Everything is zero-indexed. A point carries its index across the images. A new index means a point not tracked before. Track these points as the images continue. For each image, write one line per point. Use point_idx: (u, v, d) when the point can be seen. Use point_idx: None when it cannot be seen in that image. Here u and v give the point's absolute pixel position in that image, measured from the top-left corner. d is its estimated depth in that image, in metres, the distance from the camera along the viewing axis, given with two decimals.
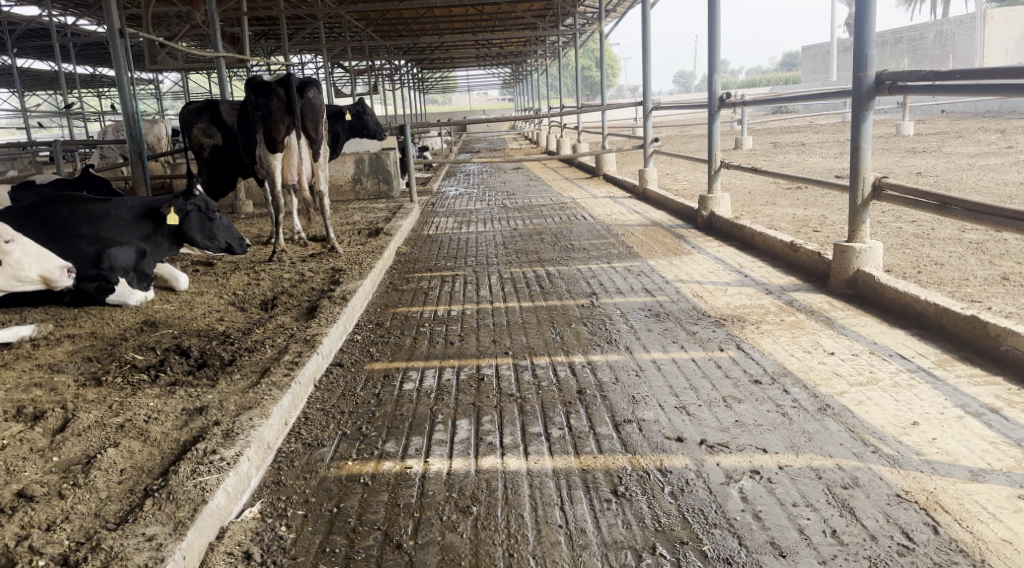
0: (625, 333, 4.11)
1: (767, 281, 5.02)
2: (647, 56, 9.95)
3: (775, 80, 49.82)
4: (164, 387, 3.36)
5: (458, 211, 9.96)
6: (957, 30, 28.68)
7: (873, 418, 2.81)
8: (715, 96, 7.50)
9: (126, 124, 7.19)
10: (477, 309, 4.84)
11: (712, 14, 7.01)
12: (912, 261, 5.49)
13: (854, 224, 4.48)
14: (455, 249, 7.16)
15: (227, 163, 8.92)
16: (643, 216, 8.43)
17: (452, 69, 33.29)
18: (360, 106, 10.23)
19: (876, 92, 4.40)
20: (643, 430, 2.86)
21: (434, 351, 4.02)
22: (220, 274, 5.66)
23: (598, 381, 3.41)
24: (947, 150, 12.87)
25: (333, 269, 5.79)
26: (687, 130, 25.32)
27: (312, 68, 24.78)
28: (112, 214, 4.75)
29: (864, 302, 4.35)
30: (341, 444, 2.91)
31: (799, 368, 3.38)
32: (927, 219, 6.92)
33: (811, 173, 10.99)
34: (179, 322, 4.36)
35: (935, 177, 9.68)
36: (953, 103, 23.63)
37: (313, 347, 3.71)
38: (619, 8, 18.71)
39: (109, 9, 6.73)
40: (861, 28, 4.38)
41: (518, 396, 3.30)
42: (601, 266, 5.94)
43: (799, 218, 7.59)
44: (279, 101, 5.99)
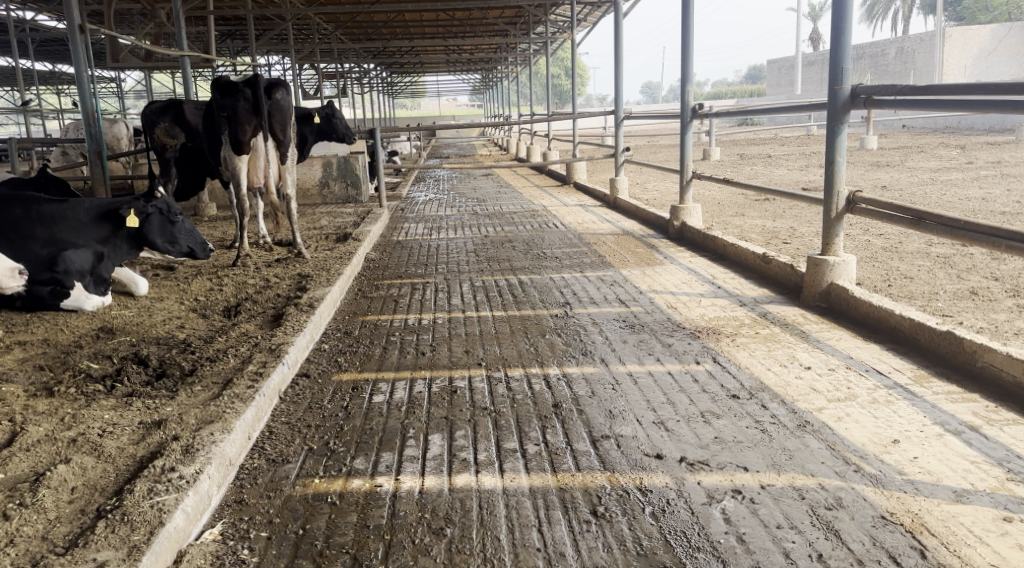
0: (600, 344, 4.05)
1: (740, 293, 5.00)
2: (619, 66, 9.97)
3: (741, 93, 50.55)
4: (121, 398, 3.19)
5: (428, 217, 9.85)
6: (918, 47, 29.38)
7: (853, 435, 2.78)
8: (687, 107, 7.51)
9: (85, 122, 6.93)
10: (449, 318, 4.73)
11: (685, 25, 7.02)
12: (882, 274, 5.53)
13: (828, 237, 4.47)
14: (425, 256, 7.04)
15: (192, 161, 8.72)
16: (615, 225, 8.42)
17: (422, 73, 33.22)
18: (330, 108, 10.11)
19: (852, 105, 4.40)
20: (621, 446, 2.79)
21: (404, 362, 3.91)
22: (181, 279, 5.47)
23: (574, 395, 3.33)
24: (911, 164, 13.14)
25: (299, 275, 5.64)
26: (656, 140, 25.56)
27: (279, 70, 24.47)
28: (68, 215, 4.54)
29: (838, 315, 4.34)
30: (307, 460, 2.79)
31: (776, 382, 3.34)
32: (894, 233, 7.00)
33: (779, 184, 11.12)
34: (138, 329, 4.18)
35: (900, 191, 9.85)
36: (914, 119, 24.19)
37: (278, 357, 3.57)
38: (590, 18, 18.82)
39: (68, 4, 6.51)
40: (838, 42, 4.39)
41: (492, 409, 3.20)
42: (573, 275, 5.88)
43: (769, 229, 7.64)
44: (245, 102, 5.86)
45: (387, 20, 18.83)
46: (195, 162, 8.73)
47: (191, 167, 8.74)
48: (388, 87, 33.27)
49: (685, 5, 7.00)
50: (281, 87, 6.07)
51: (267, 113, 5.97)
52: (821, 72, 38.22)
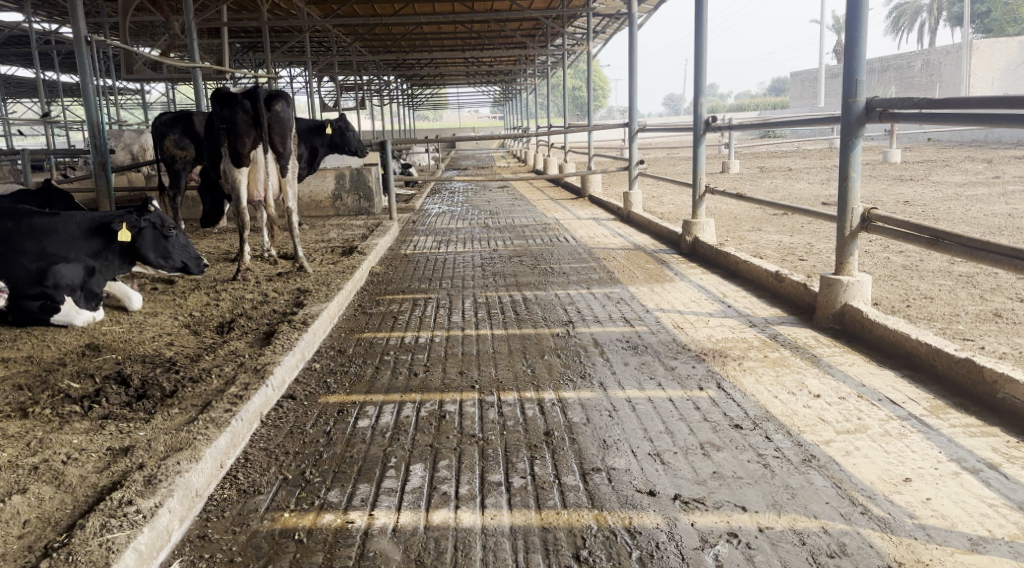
0: (601, 367, 3.87)
1: (750, 312, 4.81)
2: (634, 78, 9.82)
3: (764, 106, 50.18)
4: (95, 421, 3.08)
5: (439, 230, 9.76)
6: (944, 60, 28.89)
7: (861, 472, 2.58)
8: (700, 120, 7.30)
9: (90, 134, 6.93)
10: (447, 337, 4.58)
11: (698, 35, 6.85)
12: (901, 294, 5.31)
13: (841, 256, 4.27)
14: (431, 270, 6.91)
15: (208, 189, 8.29)
16: (627, 240, 8.25)
17: (443, 86, 33.40)
18: (344, 121, 9.76)
19: (866, 119, 4.21)
20: (612, 480, 2.62)
21: (395, 384, 3.75)
22: (177, 293, 5.38)
23: (568, 422, 3.16)
24: (935, 179, 12.87)
25: (298, 290, 5.53)
26: (676, 153, 25.42)
27: (300, 82, 24.62)
28: (59, 229, 4.46)
29: (852, 338, 4.13)
30: (279, 491, 2.66)
31: (782, 412, 3.14)
32: (916, 250, 6.76)
33: (797, 199, 10.90)
34: (125, 346, 4.08)
35: (923, 206, 9.60)
36: (939, 132, 23.75)
37: (262, 378, 3.44)
38: (608, 31, 18.74)
39: (76, 16, 6.57)
40: (852, 54, 4.20)
41: (480, 437, 3.04)
42: (580, 292, 5.72)
43: (785, 245, 7.42)
44: (244, 114, 5.80)
45: (405, 32, 18.84)
46: (211, 189, 8.34)
47: (205, 194, 8.34)
48: (408, 99, 33.52)
49: (699, 16, 6.83)
50: (282, 98, 5.99)
51: (266, 125, 5.91)
52: None
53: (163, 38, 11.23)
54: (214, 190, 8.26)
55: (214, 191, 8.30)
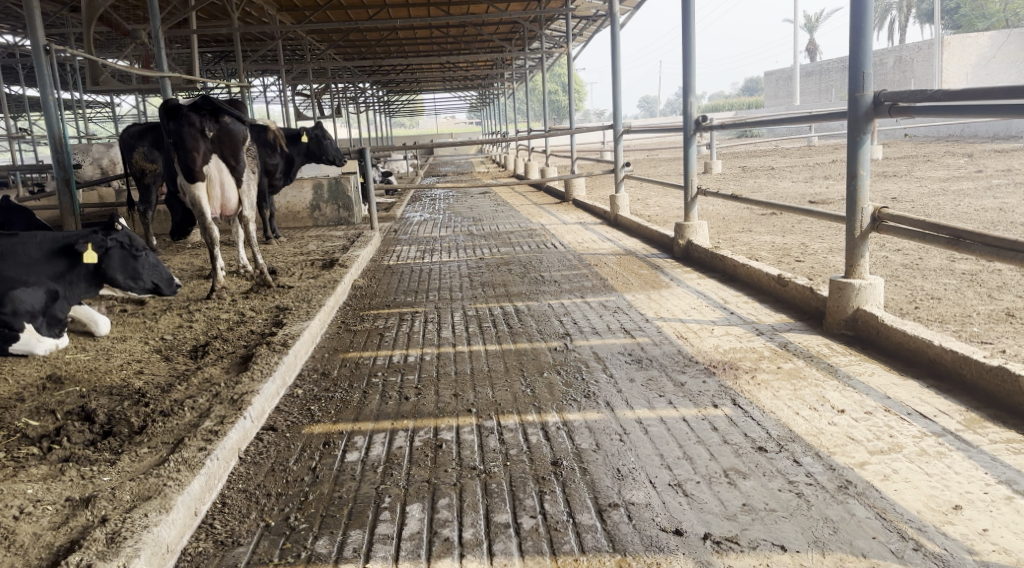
0: (605, 384, 3.61)
1: (755, 319, 4.57)
2: (617, 79, 9.60)
3: (738, 106, 50.32)
4: (55, 466, 2.77)
5: (422, 239, 9.47)
6: (916, 56, 29.02)
7: (905, 500, 2.37)
8: (689, 119, 7.06)
9: (53, 149, 6.60)
10: (438, 354, 4.31)
11: (686, 33, 6.64)
12: (908, 294, 5.12)
13: (852, 258, 4.06)
14: (416, 282, 6.63)
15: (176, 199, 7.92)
16: (617, 245, 8.01)
17: (418, 92, 33.10)
18: (320, 129, 9.34)
19: (875, 114, 4.00)
20: (633, 518, 2.36)
21: (385, 410, 3.46)
22: (148, 316, 5.06)
23: (577, 448, 2.90)
24: (917, 174, 12.82)
25: (277, 308, 5.23)
26: (655, 154, 25.30)
27: (274, 91, 24.14)
28: (18, 250, 4.09)
29: (866, 345, 3.93)
30: (261, 541, 2.37)
31: (808, 431, 2.91)
32: (913, 249, 6.60)
33: (785, 198, 10.76)
34: (90, 377, 3.76)
35: (912, 202, 9.47)
36: (915, 127, 23.82)
37: (239, 410, 3.15)
38: (586, 33, 18.55)
39: (34, 25, 6.25)
40: (858, 46, 4.00)
41: (481, 469, 2.78)
42: (573, 301, 5.48)
43: (779, 246, 7.23)
44: (191, 127, 5.50)
45: (380, 38, 18.52)
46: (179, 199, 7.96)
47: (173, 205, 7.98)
48: (384, 106, 33.17)
49: (686, 14, 6.62)
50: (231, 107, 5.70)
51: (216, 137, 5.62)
52: (819, 83, 37.87)
53: (130, 48, 10.83)
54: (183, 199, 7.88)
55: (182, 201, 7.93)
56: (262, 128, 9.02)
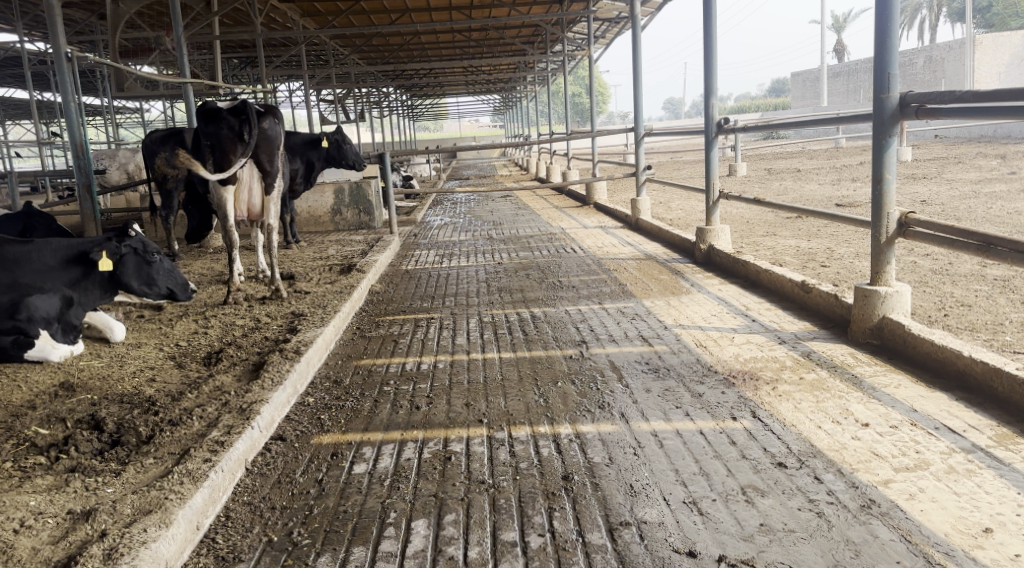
0: (620, 394, 3.52)
1: (779, 327, 4.45)
2: (638, 81, 9.48)
3: (764, 108, 49.78)
4: (61, 476, 2.74)
5: (442, 243, 9.43)
6: (946, 56, 28.46)
7: (932, 522, 2.26)
8: (711, 122, 6.93)
9: (74, 155, 6.66)
10: (451, 362, 4.24)
11: (708, 34, 6.52)
12: (938, 301, 4.96)
13: (878, 264, 3.92)
14: (434, 287, 6.59)
15: (194, 203, 7.93)
16: (637, 249, 7.90)
17: (441, 96, 33.19)
18: (340, 134, 9.35)
19: (902, 116, 3.86)
20: (644, 538, 2.28)
21: (395, 420, 3.40)
22: (164, 322, 5.06)
23: (589, 463, 2.81)
24: (948, 176, 12.52)
25: (292, 314, 5.20)
26: (680, 156, 25.09)
27: (297, 95, 24.32)
28: (33, 257, 4.13)
29: (892, 355, 3.79)
30: (263, 557, 2.33)
31: (830, 446, 2.80)
32: (943, 253, 6.42)
33: (811, 201, 10.56)
34: (102, 385, 3.75)
35: (942, 205, 9.24)
36: (946, 128, 23.35)
37: (247, 420, 3.11)
38: (609, 35, 18.44)
39: (56, 32, 6.31)
40: (883, 46, 3.87)
41: (490, 483, 2.70)
42: (591, 307, 5.39)
43: (804, 251, 7.08)
44: (229, 130, 5.52)
45: (402, 43, 18.56)
46: (198, 203, 7.98)
47: (192, 209, 8.00)
48: (407, 110, 33.31)
49: (707, 14, 6.50)
50: (270, 114, 5.70)
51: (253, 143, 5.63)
52: (847, 83, 37.34)
53: (154, 54, 10.93)
54: (202, 203, 7.89)
55: (200, 205, 7.94)
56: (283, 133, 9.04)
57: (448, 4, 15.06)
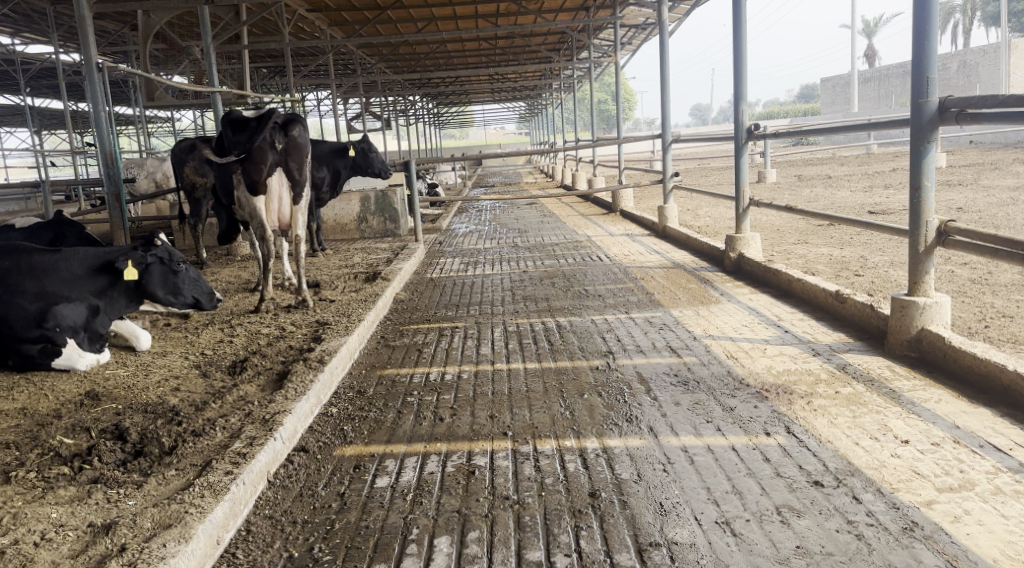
0: (648, 408, 3.42)
1: (812, 338, 4.33)
2: (665, 87, 9.38)
3: (792, 114, 49.24)
4: (84, 487, 2.73)
5: (467, 251, 9.40)
6: (981, 60, 27.91)
7: (979, 547, 2.15)
8: (742, 128, 6.81)
9: (104, 164, 6.74)
10: (476, 373, 4.18)
11: (737, 39, 6.42)
12: (978, 312, 4.79)
13: (916, 275, 3.79)
14: (459, 295, 6.55)
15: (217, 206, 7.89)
16: (665, 257, 7.80)
17: (467, 103, 33.30)
18: (367, 143, 9.36)
19: (941, 121, 3.74)
20: (676, 561, 2.20)
21: (418, 432, 3.35)
22: (190, 330, 5.07)
23: (617, 479, 2.73)
24: (984, 183, 12.23)
25: (318, 323, 5.19)
26: (707, 162, 24.87)
27: (325, 104, 24.53)
28: (61, 266, 4.13)
29: (932, 368, 3.66)
30: None
31: (868, 464, 2.69)
32: (982, 263, 6.23)
33: (843, 208, 10.36)
34: (127, 394, 3.75)
35: (980, 213, 9.00)
36: (981, 134, 22.88)
37: (270, 431, 3.08)
38: (635, 42, 18.33)
39: (86, 42, 6.40)
40: (922, 49, 3.75)
41: (514, 499, 2.64)
42: (618, 316, 5.30)
43: (836, 259, 6.92)
44: (258, 139, 5.56)
45: (429, 51, 18.64)
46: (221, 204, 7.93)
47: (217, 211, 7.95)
48: (434, 118, 33.48)
49: (737, 19, 6.40)
50: (299, 122, 5.77)
51: (282, 151, 5.65)
52: (879, 88, 36.79)
53: (184, 64, 11.07)
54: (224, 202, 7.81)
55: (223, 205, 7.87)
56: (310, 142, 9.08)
57: (474, 12, 15.07)
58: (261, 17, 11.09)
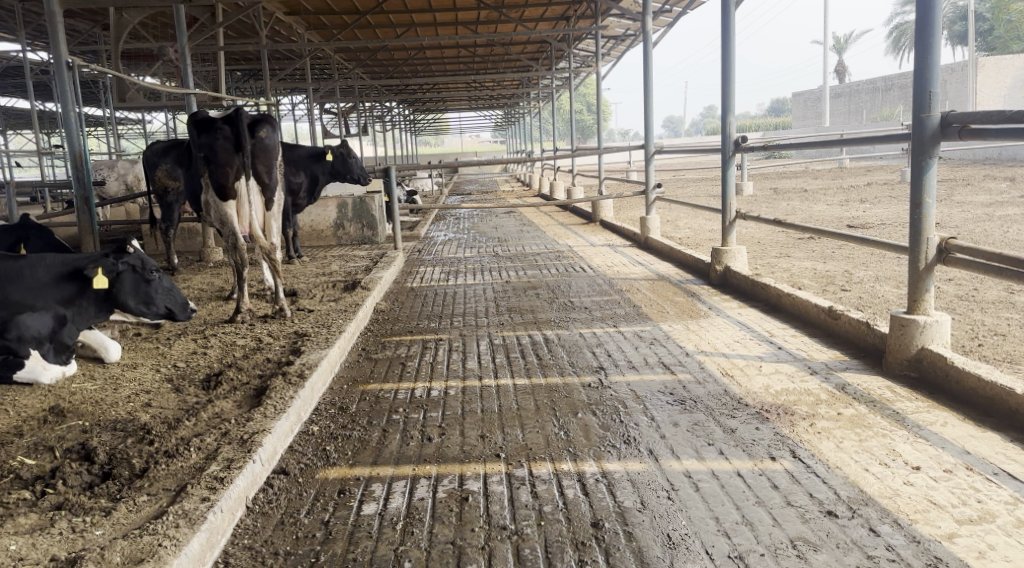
0: (646, 429, 3.29)
1: (807, 356, 4.24)
2: (648, 98, 9.32)
3: (765, 127, 49.86)
4: (46, 514, 2.52)
5: (446, 259, 9.23)
6: (949, 77, 28.47)
7: None
8: (729, 140, 6.74)
9: (73, 166, 6.48)
10: (463, 389, 4.02)
11: (725, 50, 6.36)
12: (970, 329, 4.75)
13: (916, 292, 3.72)
14: (441, 306, 6.39)
15: None
16: (649, 269, 7.71)
17: (443, 110, 33.16)
18: (345, 148, 9.17)
19: (943, 137, 3.68)
20: None
21: (405, 453, 3.18)
22: (162, 341, 4.84)
23: (620, 507, 2.59)
24: (958, 198, 12.39)
25: (296, 334, 4.98)
26: (682, 174, 24.99)
27: (300, 108, 24.17)
28: (26, 273, 3.90)
29: (932, 389, 3.59)
30: None
31: (881, 492, 2.58)
32: (967, 279, 6.23)
33: (822, 221, 10.39)
34: (94, 410, 3.52)
35: (958, 228, 9.07)
36: (951, 150, 23.27)
37: (249, 452, 2.89)
38: (615, 52, 18.35)
39: (56, 39, 6.14)
40: (924, 63, 3.69)
41: (513, 529, 2.49)
42: (606, 330, 5.17)
43: (822, 273, 6.89)
44: (224, 140, 5.36)
45: (407, 57, 18.47)
46: None
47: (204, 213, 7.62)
48: (410, 124, 33.28)
49: (725, 30, 6.34)
50: (267, 123, 5.55)
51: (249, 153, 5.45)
52: (849, 104, 37.45)
53: (156, 65, 10.75)
54: None
55: None
56: (286, 146, 8.84)
57: (454, 18, 14.92)
58: (237, 18, 10.81)
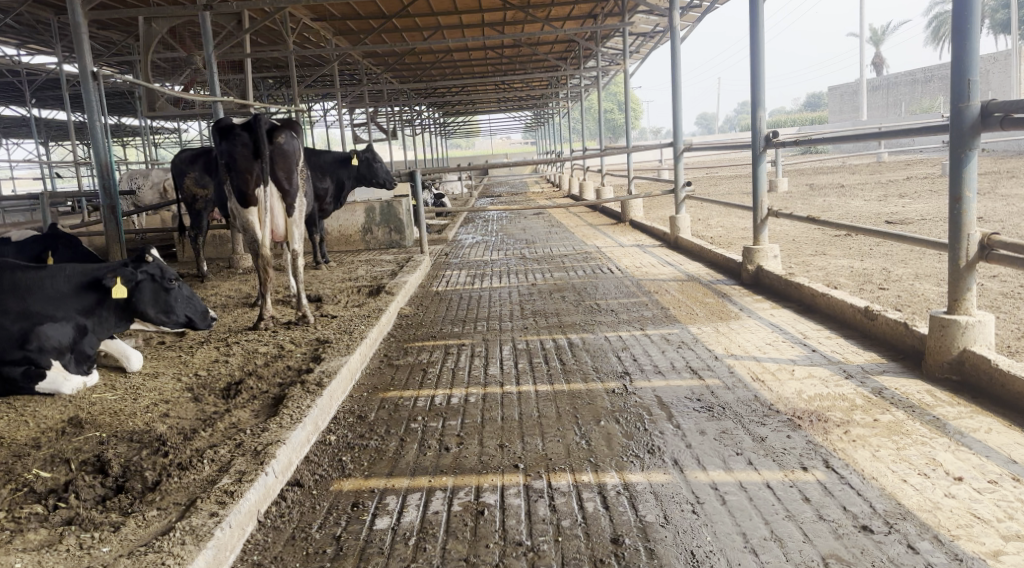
0: (671, 438, 3.16)
1: (843, 359, 4.06)
2: (676, 95, 9.15)
3: (800, 122, 48.98)
4: (55, 530, 2.49)
5: (473, 262, 9.17)
6: (991, 67, 27.62)
7: None
8: (759, 135, 6.55)
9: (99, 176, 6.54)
10: (483, 395, 3.93)
11: (754, 44, 6.18)
12: (1017, 328, 4.52)
13: (957, 291, 3.54)
14: (466, 309, 6.31)
15: None
16: (678, 269, 7.54)
17: (473, 113, 33.20)
18: (371, 152, 9.15)
19: (983, 127, 3.49)
20: None
21: (422, 464, 3.10)
22: (185, 349, 4.84)
23: (641, 522, 2.47)
24: (1003, 191, 11.97)
25: (317, 340, 4.94)
26: (714, 172, 24.62)
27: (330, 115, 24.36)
28: (45, 284, 3.92)
29: (975, 392, 3.40)
30: None
31: (919, 505, 2.43)
32: (1013, 275, 5.96)
33: (859, 218, 10.09)
34: (113, 421, 3.50)
35: (1002, 222, 8.72)
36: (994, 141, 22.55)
37: (262, 464, 2.83)
38: (643, 50, 18.13)
39: (81, 50, 6.21)
40: (963, 50, 3.50)
41: (529, 546, 2.38)
42: (633, 333, 5.04)
43: (859, 271, 6.65)
44: (243, 147, 5.35)
45: (434, 60, 18.49)
46: None
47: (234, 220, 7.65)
48: (440, 128, 33.36)
49: (754, 23, 6.16)
50: (287, 128, 5.53)
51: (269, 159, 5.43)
52: (887, 96, 36.58)
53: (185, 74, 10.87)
54: None
55: None
56: (312, 151, 8.86)
57: (480, 20, 14.88)
58: (264, 25, 10.88)
